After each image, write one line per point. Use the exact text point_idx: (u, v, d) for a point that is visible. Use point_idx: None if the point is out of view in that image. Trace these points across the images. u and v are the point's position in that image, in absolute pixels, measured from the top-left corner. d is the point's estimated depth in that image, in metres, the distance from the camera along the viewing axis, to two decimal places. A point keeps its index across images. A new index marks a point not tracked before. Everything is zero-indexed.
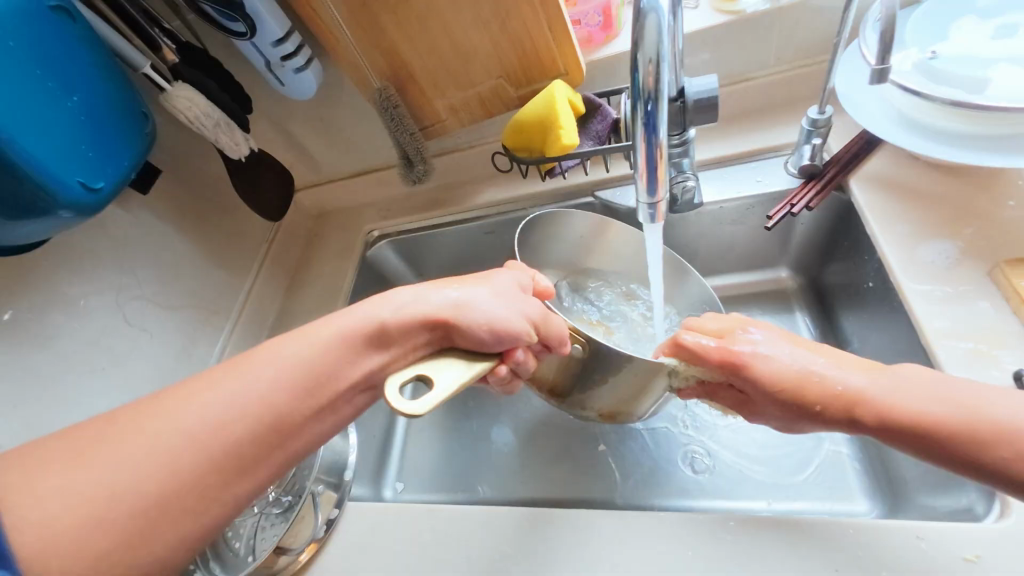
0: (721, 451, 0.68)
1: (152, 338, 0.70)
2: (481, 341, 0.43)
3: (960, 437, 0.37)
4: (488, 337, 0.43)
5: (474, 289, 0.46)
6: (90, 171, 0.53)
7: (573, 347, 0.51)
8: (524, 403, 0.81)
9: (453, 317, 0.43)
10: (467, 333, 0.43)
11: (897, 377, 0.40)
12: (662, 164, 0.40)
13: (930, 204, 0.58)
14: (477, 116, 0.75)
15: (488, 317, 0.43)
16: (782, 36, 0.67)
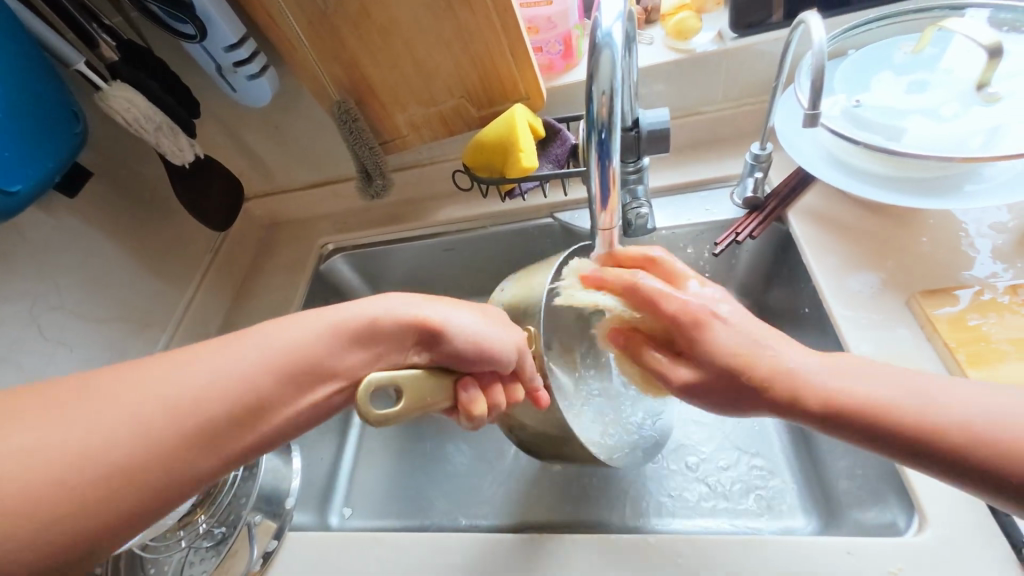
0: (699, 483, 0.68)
1: (73, 354, 0.64)
2: (461, 359, 0.42)
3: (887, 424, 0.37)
4: (472, 353, 0.42)
5: (459, 306, 0.45)
6: (4, 173, 0.49)
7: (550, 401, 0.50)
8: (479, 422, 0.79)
9: (441, 326, 0.41)
10: (450, 350, 0.41)
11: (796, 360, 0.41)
12: (616, 192, 0.41)
13: (856, 238, 0.63)
14: (438, 133, 0.75)
15: (476, 335, 0.42)
16: (728, 75, 0.72)
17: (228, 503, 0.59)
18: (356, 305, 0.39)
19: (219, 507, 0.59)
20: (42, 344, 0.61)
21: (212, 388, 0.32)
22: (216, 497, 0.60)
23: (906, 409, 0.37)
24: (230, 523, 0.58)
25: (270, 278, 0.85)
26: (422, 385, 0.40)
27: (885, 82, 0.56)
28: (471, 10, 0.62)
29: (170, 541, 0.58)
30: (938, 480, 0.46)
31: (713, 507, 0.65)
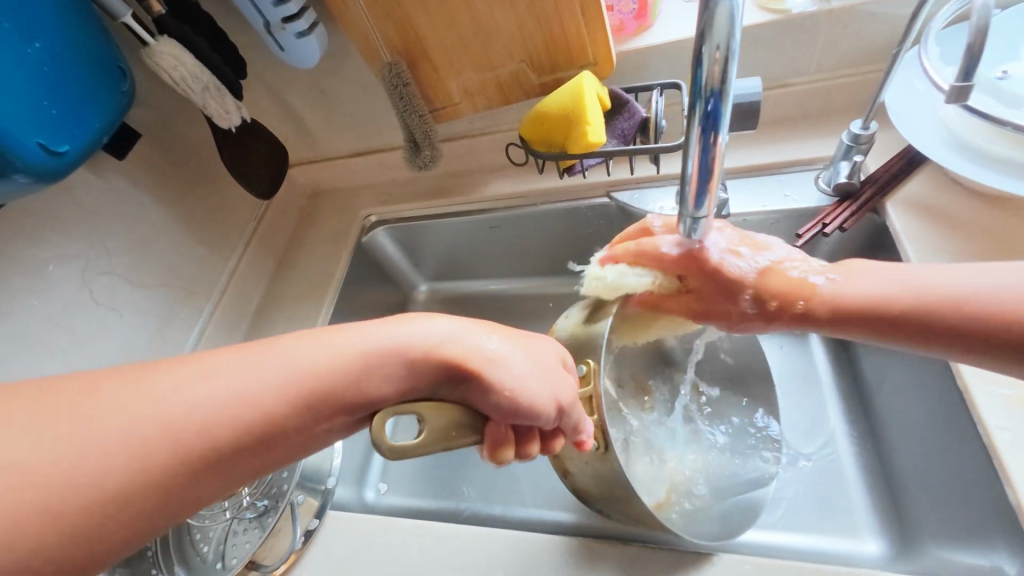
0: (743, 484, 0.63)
1: (123, 317, 0.64)
2: (497, 410, 0.36)
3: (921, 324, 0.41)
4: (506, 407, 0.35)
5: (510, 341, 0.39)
6: (52, 131, 0.46)
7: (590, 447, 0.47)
8: None
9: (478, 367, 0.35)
10: (485, 397, 0.35)
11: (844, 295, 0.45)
12: (717, 175, 0.35)
13: (973, 236, 0.54)
14: (493, 102, 0.69)
15: (516, 387, 0.36)
16: (828, 42, 0.63)
17: (272, 480, 0.60)
18: (399, 324, 0.36)
19: (262, 481, 0.60)
20: (92, 307, 0.61)
21: (251, 395, 0.30)
22: None
23: (943, 301, 0.40)
24: (273, 497, 0.58)
25: (312, 248, 0.83)
26: (447, 419, 0.35)
27: None
28: None
29: (215, 511, 0.59)
30: None
31: (756, 515, 0.61)
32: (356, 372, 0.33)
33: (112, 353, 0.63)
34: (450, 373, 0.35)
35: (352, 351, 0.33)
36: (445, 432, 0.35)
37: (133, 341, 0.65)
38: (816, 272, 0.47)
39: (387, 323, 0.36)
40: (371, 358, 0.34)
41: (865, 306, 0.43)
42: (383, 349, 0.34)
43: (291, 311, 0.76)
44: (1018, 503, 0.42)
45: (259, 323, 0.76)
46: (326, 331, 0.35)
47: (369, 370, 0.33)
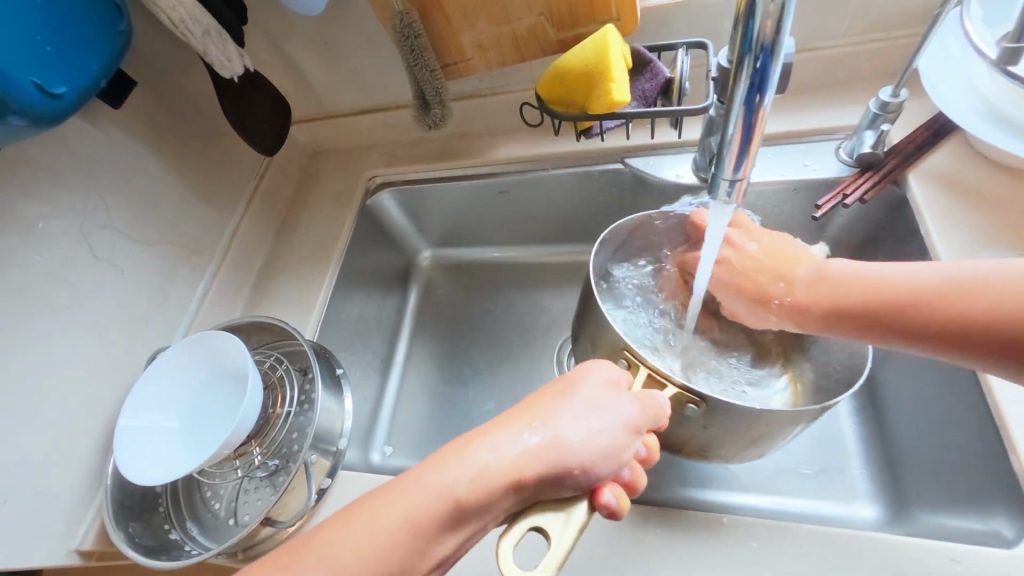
0: None
1: (127, 277, 0.62)
2: (568, 465, 0.35)
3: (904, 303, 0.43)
4: (583, 470, 0.35)
5: (570, 401, 0.38)
6: (48, 71, 0.43)
7: (689, 408, 0.45)
8: (523, 378, 0.76)
9: (551, 468, 0.35)
10: (557, 464, 0.35)
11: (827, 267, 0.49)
12: (758, 137, 0.34)
13: (993, 210, 0.54)
14: (508, 58, 0.66)
15: (585, 453, 0.35)
16: (861, 4, 0.60)
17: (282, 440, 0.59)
18: (452, 465, 0.35)
19: (272, 441, 0.59)
20: (94, 266, 0.59)
21: None
22: (269, 431, 0.59)
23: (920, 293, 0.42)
24: (284, 457, 0.59)
25: (315, 209, 0.81)
26: (569, 517, 0.35)
27: None
28: None
29: (225, 469, 0.58)
30: None
31: (761, 483, 0.62)
32: (443, 524, 0.33)
33: (115, 311, 0.61)
34: (517, 492, 0.34)
35: (438, 552, 0.34)
36: (557, 499, 0.36)
37: (135, 300, 0.63)
38: (840, 265, 0.49)
39: (468, 445, 0.36)
40: (460, 497, 0.34)
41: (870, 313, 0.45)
42: (470, 479, 0.34)
43: (294, 274, 0.75)
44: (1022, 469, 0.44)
45: (262, 286, 0.75)
46: (379, 510, 0.33)
47: (454, 527, 0.34)
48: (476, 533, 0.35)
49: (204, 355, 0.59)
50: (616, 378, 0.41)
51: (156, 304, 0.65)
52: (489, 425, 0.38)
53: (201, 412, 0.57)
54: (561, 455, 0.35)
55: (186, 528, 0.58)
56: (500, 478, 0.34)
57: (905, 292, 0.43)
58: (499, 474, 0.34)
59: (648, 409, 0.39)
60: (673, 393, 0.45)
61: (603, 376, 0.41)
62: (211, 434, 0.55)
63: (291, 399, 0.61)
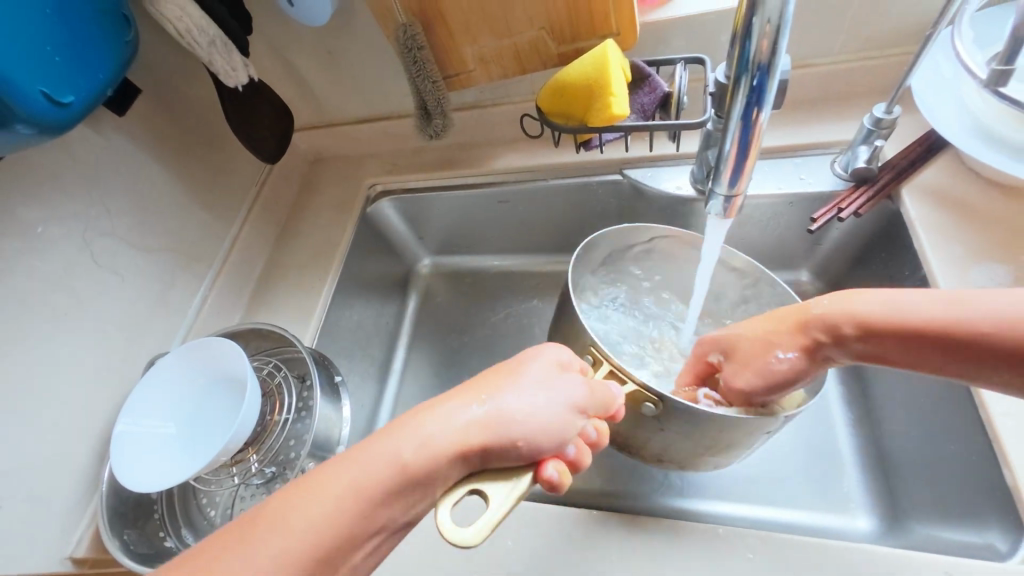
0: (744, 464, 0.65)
1: (126, 283, 0.62)
2: (512, 432, 0.36)
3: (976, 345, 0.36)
4: (527, 440, 0.36)
5: (518, 377, 0.40)
6: (56, 80, 0.44)
7: (645, 406, 0.47)
8: None
9: (495, 436, 0.36)
10: (502, 432, 0.36)
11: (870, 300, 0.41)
12: (754, 153, 0.35)
13: (986, 225, 0.55)
14: (509, 71, 0.67)
15: (529, 423, 0.36)
16: (856, 21, 0.61)
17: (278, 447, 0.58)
18: (401, 432, 0.35)
19: (269, 448, 0.59)
20: (95, 272, 0.59)
21: None
22: (266, 438, 0.59)
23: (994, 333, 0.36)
24: (280, 464, 0.59)
25: (315, 217, 0.81)
26: (508, 486, 0.36)
27: None
28: None
29: (221, 477, 0.58)
30: None
31: (756, 494, 0.63)
32: (391, 489, 0.33)
33: (114, 316, 0.61)
34: (463, 458, 0.35)
35: (384, 518, 0.33)
36: (502, 467, 0.37)
37: (134, 305, 0.63)
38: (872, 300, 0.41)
39: (418, 414, 0.37)
40: (407, 461, 0.34)
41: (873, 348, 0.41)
42: (419, 445, 0.34)
43: (294, 281, 0.75)
44: (1015, 482, 0.44)
45: (261, 293, 0.75)
46: (328, 475, 0.33)
47: (399, 491, 0.34)
48: (422, 503, 0.35)
49: (200, 360, 0.59)
50: (566, 360, 0.43)
51: (155, 309, 0.65)
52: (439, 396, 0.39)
53: (198, 419, 0.57)
54: (507, 425, 0.36)
55: (181, 536, 0.57)
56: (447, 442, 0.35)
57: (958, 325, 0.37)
58: (448, 441, 0.35)
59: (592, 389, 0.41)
60: (632, 390, 0.47)
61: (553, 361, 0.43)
62: (208, 440, 0.55)
63: (289, 406, 0.61)
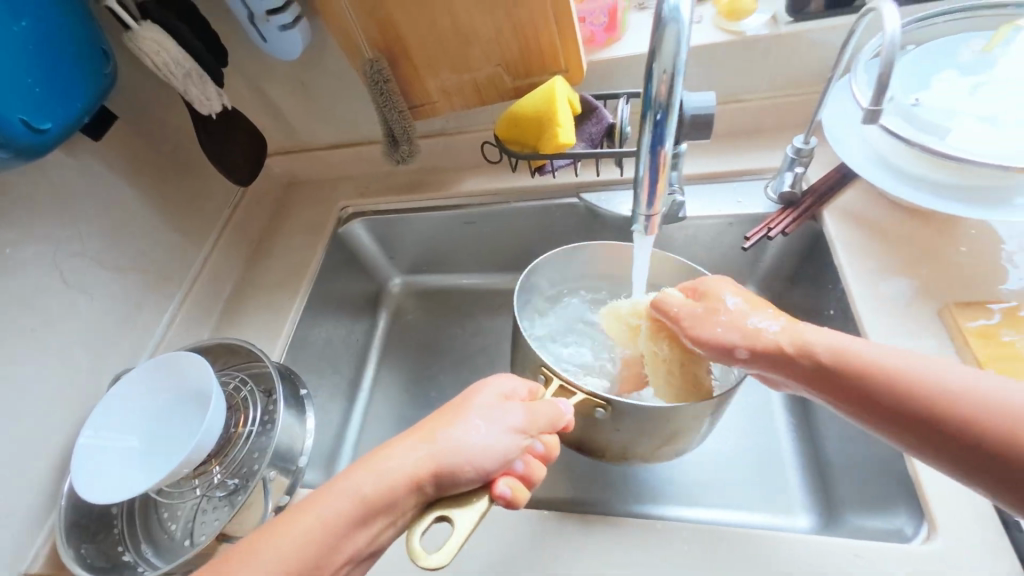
0: (692, 471, 0.68)
1: (94, 301, 0.64)
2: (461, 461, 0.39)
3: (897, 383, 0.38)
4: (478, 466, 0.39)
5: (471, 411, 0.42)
6: (36, 110, 0.47)
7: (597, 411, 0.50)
8: None
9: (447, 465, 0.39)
10: (453, 462, 0.39)
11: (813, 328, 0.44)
12: (664, 177, 0.40)
13: (892, 243, 0.62)
14: (469, 102, 0.72)
15: (477, 451, 0.39)
16: (778, 63, 0.68)
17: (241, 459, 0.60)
18: (360, 471, 0.38)
19: (232, 460, 0.60)
20: (63, 291, 0.61)
21: None
22: (229, 451, 0.61)
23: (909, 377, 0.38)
24: (243, 476, 0.60)
25: (287, 237, 0.84)
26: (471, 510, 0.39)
27: (945, 81, 0.52)
28: None
29: (184, 489, 0.59)
30: (955, 497, 0.46)
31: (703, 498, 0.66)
32: (354, 522, 0.36)
33: (82, 334, 0.62)
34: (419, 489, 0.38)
35: (348, 549, 0.36)
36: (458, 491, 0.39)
37: (102, 323, 0.65)
38: (840, 337, 0.42)
39: (377, 453, 0.39)
40: (365, 496, 0.37)
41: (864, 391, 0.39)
42: (379, 480, 0.37)
43: (264, 299, 0.78)
44: (916, 475, 0.48)
45: (231, 310, 0.77)
46: (294, 516, 0.36)
47: (363, 524, 0.37)
48: (385, 531, 0.38)
49: (168, 376, 0.61)
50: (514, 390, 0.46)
51: (123, 327, 0.67)
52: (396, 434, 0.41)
53: (163, 433, 0.58)
54: (456, 452, 0.39)
55: (138, 552, 0.58)
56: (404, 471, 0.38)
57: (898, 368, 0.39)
58: (402, 474, 0.38)
59: (546, 404, 0.45)
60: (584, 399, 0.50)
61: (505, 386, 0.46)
62: (168, 454, 0.56)
63: (254, 419, 0.63)
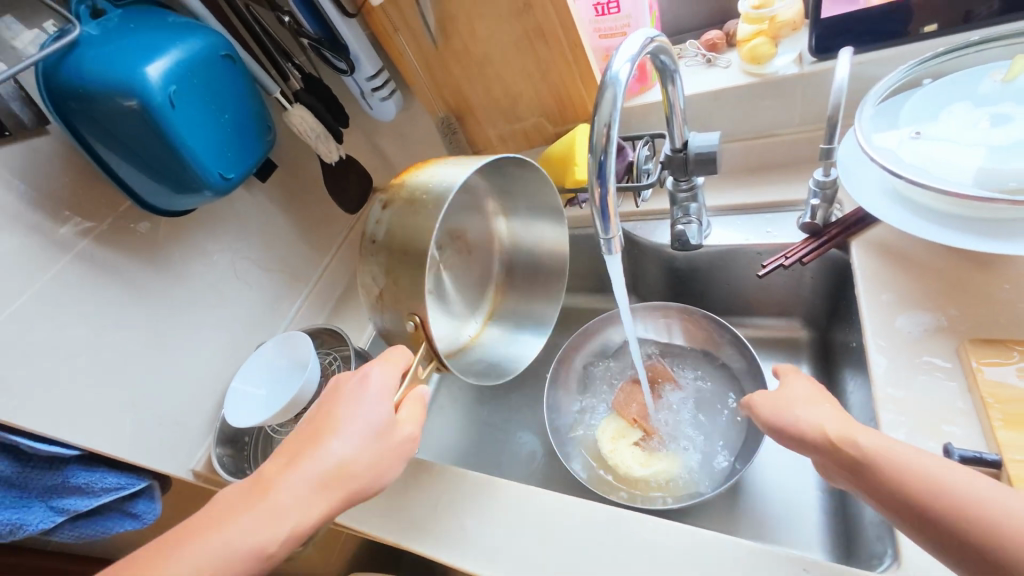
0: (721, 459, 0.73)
1: (252, 292, 0.92)
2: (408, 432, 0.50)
3: (930, 499, 0.38)
4: (412, 429, 0.51)
5: (371, 401, 0.49)
6: (228, 165, 0.69)
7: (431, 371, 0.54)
8: (526, 412, 0.89)
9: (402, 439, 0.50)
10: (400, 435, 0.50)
11: (869, 435, 0.43)
12: (611, 206, 0.48)
13: (926, 278, 0.58)
14: (520, 146, 0.88)
15: (406, 422, 0.50)
16: (808, 98, 0.71)
17: None
18: (323, 483, 0.46)
19: None
20: (234, 281, 0.89)
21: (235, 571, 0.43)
22: (320, 407, 0.81)
23: (945, 487, 0.37)
24: None
25: None
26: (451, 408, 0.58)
27: (954, 115, 0.53)
28: (548, 46, 0.72)
29: (287, 428, 0.80)
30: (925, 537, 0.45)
31: (720, 517, 0.70)
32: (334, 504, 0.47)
33: (242, 313, 0.91)
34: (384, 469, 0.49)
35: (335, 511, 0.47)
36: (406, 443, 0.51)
37: (255, 306, 0.93)
38: (897, 448, 0.41)
39: (335, 462, 0.47)
40: (341, 493, 0.47)
41: (907, 495, 0.39)
42: (339, 481, 0.47)
43: (361, 300, 1.01)
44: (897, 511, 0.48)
45: (337, 306, 1.02)
46: (283, 522, 0.45)
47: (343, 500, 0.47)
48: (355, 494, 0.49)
49: (285, 346, 0.85)
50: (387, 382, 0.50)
51: (267, 311, 0.95)
52: (337, 443, 0.47)
53: (280, 386, 0.82)
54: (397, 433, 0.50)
55: (258, 470, 0.81)
56: (345, 475, 0.47)
57: (929, 486, 0.38)
58: (365, 467, 0.48)
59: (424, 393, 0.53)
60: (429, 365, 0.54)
61: (374, 368, 0.51)
62: (283, 394, 0.80)
63: (336, 387, 0.82)
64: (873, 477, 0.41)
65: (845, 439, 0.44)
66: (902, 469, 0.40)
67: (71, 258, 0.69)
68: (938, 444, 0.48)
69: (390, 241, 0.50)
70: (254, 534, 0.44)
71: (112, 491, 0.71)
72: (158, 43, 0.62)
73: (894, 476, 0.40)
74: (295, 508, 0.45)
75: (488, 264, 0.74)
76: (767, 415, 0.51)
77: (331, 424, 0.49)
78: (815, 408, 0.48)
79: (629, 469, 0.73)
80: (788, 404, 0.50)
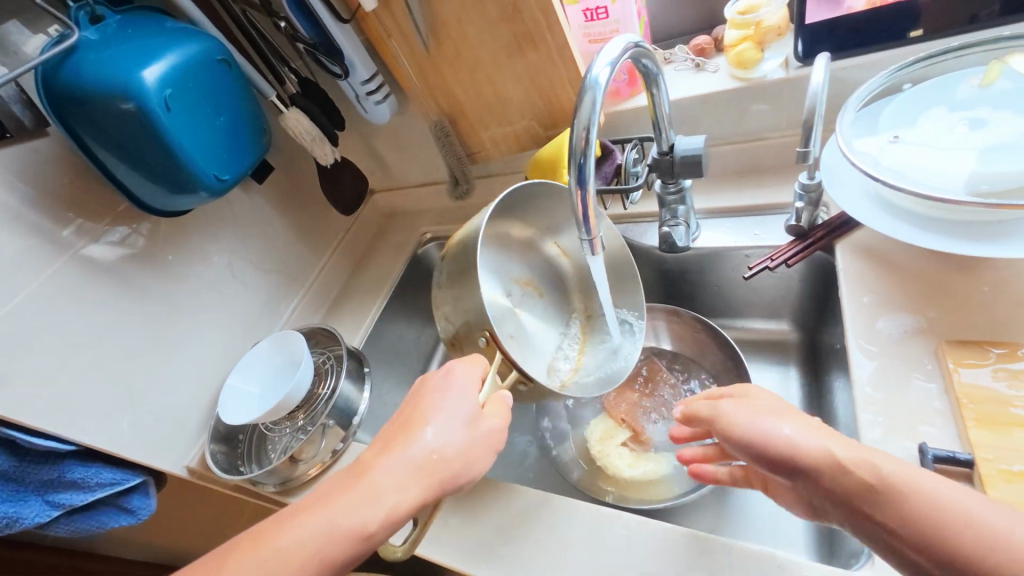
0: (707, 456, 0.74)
1: (248, 292, 0.94)
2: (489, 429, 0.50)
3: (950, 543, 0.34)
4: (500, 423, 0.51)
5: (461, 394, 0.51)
6: (222, 167, 0.71)
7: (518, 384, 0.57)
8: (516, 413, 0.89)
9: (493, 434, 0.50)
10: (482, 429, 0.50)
11: (879, 459, 0.38)
12: (590, 207, 0.49)
13: (906, 280, 0.59)
14: (512, 149, 0.89)
15: (493, 417, 0.51)
16: (795, 103, 0.72)
17: (319, 411, 0.80)
18: (418, 471, 0.46)
19: (313, 411, 0.81)
20: (231, 280, 0.91)
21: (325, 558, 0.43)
22: (312, 405, 0.82)
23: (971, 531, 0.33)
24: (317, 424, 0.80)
25: (379, 255, 1.10)
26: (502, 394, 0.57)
27: (933, 120, 0.53)
28: (538, 51, 0.73)
29: (281, 426, 0.82)
30: None
31: (707, 517, 0.70)
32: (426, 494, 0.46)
33: (238, 313, 0.92)
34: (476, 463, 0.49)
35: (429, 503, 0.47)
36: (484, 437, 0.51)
37: (251, 306, 0.94)
38: (914, 477, 0.36)
39: (426, 450, 0.47)
40: (434, 484, 0.47)
41: (927, 537, 0.34)
42: (433, 471, 0.47)
43: (355, 300, 1.03)
44: None
45: (333, 306, 1.04)
46: (376, 506, 0.45)
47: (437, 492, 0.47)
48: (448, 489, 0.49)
49: (280, 346, 0.86)
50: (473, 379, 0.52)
51: (263, 310, 0.96)
52: (432, 431, 0.48)
53: (274, 386, 0.83)
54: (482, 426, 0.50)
55: (251, 466, 0.82)
56: (437, 465, 0.47)
57: (956, 529, 0.34)
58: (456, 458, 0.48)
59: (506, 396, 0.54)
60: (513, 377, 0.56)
61: (456, 366, 0.53)
62: (276, 393, 0.81)
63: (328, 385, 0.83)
64: (887, 512, 0.36)
65: (851, 467, 0.38)
66: (925, 507, 0.35)
67: (70, 257, 0.70)
68: (914, 444, 0.48)
69: (450, 279, 0.58)
70: (346, 517, 0.44)
71: (106, 487, 0.71)
72: (154, 47, 0.63)
73: (918, 517, 0.35)
74: (385, 493, 0.45)
75: (559, 274, 0.74)
76: (732, 427, 0.46)
77: (418, 415, 0.50)
78: (765, 416, 0.45)
79: (619, 470, 0.74)
80: (751, 412, 0.46)
